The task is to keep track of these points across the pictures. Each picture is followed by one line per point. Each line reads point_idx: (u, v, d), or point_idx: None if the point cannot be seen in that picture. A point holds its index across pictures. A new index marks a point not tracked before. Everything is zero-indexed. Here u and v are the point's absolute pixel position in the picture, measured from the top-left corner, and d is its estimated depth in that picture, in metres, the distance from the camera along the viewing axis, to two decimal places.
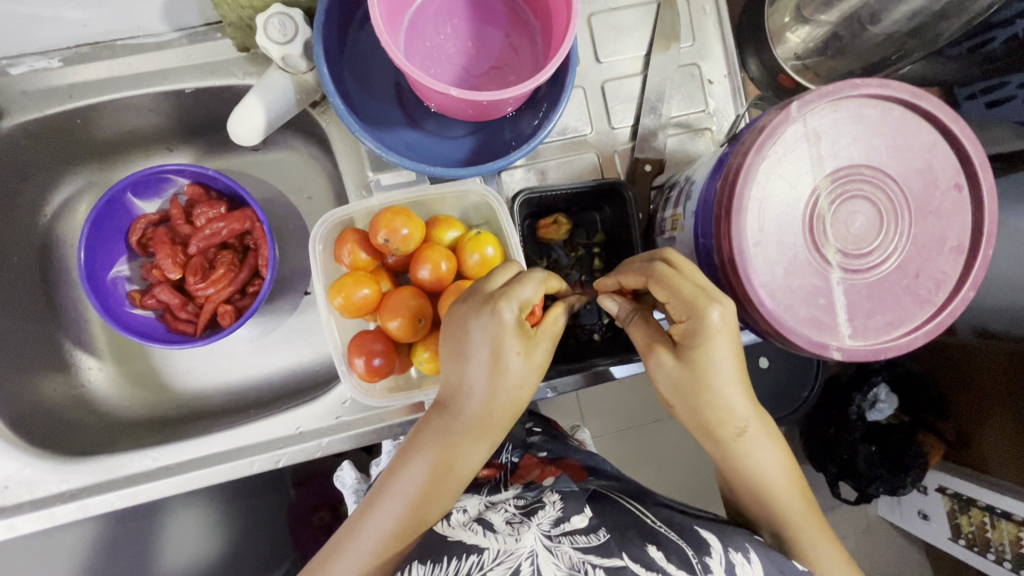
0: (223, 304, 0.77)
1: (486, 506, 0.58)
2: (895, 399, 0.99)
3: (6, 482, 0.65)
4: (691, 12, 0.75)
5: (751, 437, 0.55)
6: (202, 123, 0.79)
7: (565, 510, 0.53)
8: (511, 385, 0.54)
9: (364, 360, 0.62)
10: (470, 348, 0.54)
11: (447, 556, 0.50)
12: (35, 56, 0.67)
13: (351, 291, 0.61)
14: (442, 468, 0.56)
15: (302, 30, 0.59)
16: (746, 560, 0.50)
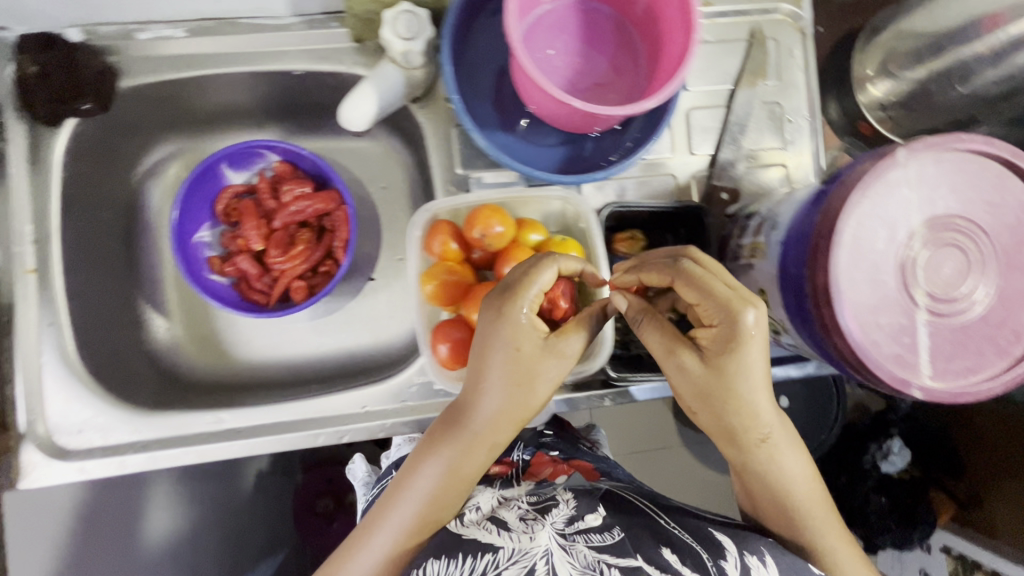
0: (297, 280, 0.80)
1: (498, 503, 0.63)
2: (908, 453, 1.00)
3: (82, 426, 0.67)
4: (780, 53, 0.78)
5: (774, 444, 0.57)
6: (297, 105, 0.82)
7: (578, 510, 0.59)
8: (535, 387, 0.57)
9: (447, 346, 0.64)
10: (491, 353, 0.56)
11: (464, 551, 0.55)
12: (163, 25, 0.70)
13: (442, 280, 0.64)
14: (459, 468, 0.58)
15: (426, 28, 0.62)
16: (760, 562, 0.52)
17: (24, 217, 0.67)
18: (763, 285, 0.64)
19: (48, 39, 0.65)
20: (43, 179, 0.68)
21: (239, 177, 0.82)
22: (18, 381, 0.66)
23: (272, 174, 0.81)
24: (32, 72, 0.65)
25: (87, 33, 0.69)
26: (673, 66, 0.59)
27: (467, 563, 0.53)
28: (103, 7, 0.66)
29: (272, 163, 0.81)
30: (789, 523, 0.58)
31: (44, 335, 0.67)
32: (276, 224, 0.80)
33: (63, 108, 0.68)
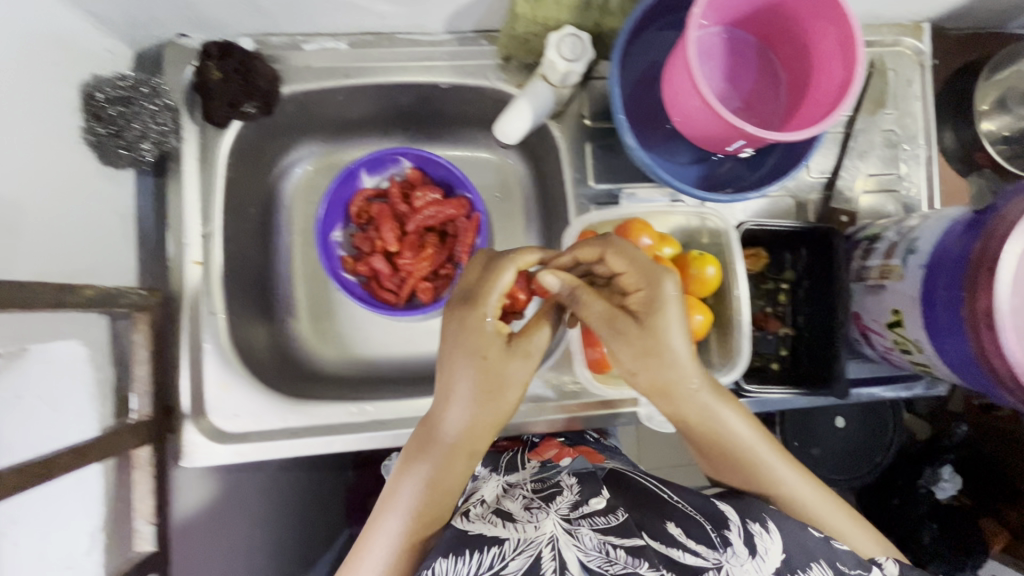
0: (423, 281, 0.84)
1: (502, 492, 0.64)
2: (959, 479, 0.97)
3: (237, 411, 0.71)
4: (901, 84, 0.81)
5: (723, 414, 0.62)
6: (428, 116, 0.86)
7: (583, 495, 0.57)
8: (509, 388, 0.60)
9: None
10: (459, 362, 0.59)
11: (472, 546, 0.52)
12: (327, 37, 0.75)
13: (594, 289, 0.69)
14: (444, 474, 0.60)
15: (588, 51, 0.67)
16: (764, 529, 0.54)
17: (193, 213, 0.72)
18: (897, 305, 0.67)
19: (229, 47, 0.70)
20: (210, 177, 0.73)
21: (371, 182, 0.86)
22: (182, 366, 0.70)
23: (403, 180, 0.86)
24: (214, 78, 0.70)
25: (259, 43, 0.74)
26: (829, 98, 0.63)
27: (474, 559, 0.50)
28: (280, 20, 0.71)
29: (404, 170, 0.86)
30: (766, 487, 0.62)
31: (206, 323, 0.72)
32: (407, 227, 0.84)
33: (232, 112, 0.72)
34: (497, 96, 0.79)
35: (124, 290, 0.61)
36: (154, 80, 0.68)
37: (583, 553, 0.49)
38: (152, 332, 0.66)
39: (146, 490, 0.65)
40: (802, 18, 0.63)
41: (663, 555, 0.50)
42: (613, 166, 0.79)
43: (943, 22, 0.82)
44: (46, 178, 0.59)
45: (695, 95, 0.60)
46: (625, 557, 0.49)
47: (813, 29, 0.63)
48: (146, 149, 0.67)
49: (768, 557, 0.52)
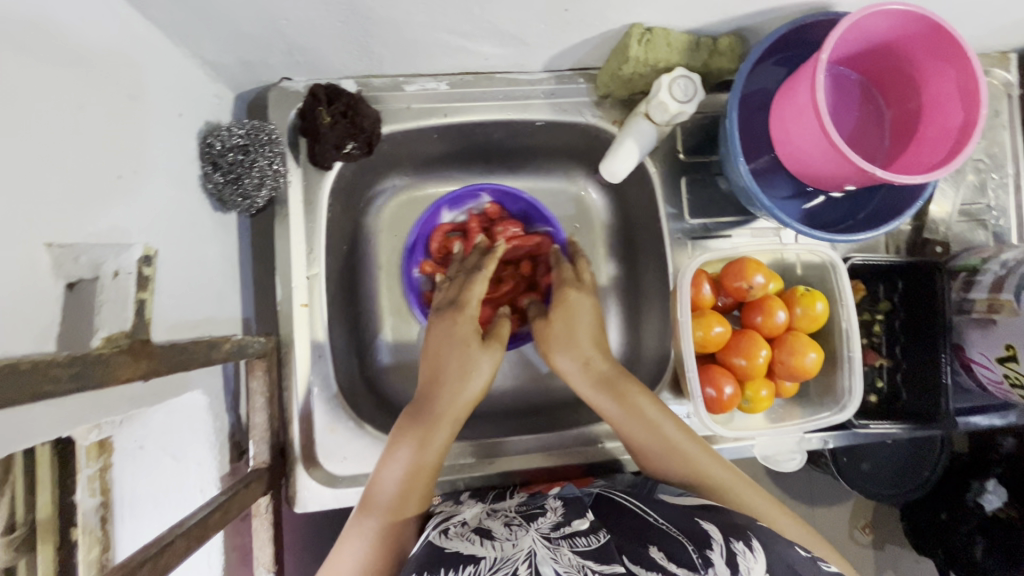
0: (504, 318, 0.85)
1: (485, 515, 0.63)
2: (1005, 492, 0.98)
3: (345, 453, 0.70)
4: (988, 115, 0.82)
5: (656, 412, 0.68)
6: (515, 152, 0.86)
7: (566, 515, 0.59)
8: (474, 376, 0.71)
9: (716, 391, 0.69)
10: (448, 350, 0.72)
11: (446, 566, 0.51)
12: (427, 78, 0.75)
13: (708, 327, 0.70)
14: (429, 446, 0.66)
15: (699, 92, 0.67)
16: (747, 548, 0.51)
17: (298, 255, 0.72)
18: (1012, 340, 0.67)
19: (335, 91, 0.70)
20: (314, 219, 0.73)
21: (450, 216, 0.86)
22: (292, 409, 0.70)
23: (482, 214, 0.86)
24: (324, 122, 0.69)
25: (360, 85, 0.74)
26: (945, 139, 0.63)
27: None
28: (386, 64, 0.71)
29: (483, 204, 0.86)
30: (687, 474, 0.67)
31: (313, 365, 0.71)
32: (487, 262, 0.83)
33: (336, 154, 0.72)
34: (591, 131, 0.79)
35: (250, 339, 0.61)
36: (269, 126, 0.68)
37: (560, 568, 0.48)
38: (268, 378, 0.66)
39: (267, 538, 0.64)
40: (918, 59, 0.64)
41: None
42: (707, 201, 0.79)
43: None
44: (173, 228, 0.59)
45: (820, 139, 0.61)
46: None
47: (928, 70, 0.64)
48: (261, 196, 0.68)
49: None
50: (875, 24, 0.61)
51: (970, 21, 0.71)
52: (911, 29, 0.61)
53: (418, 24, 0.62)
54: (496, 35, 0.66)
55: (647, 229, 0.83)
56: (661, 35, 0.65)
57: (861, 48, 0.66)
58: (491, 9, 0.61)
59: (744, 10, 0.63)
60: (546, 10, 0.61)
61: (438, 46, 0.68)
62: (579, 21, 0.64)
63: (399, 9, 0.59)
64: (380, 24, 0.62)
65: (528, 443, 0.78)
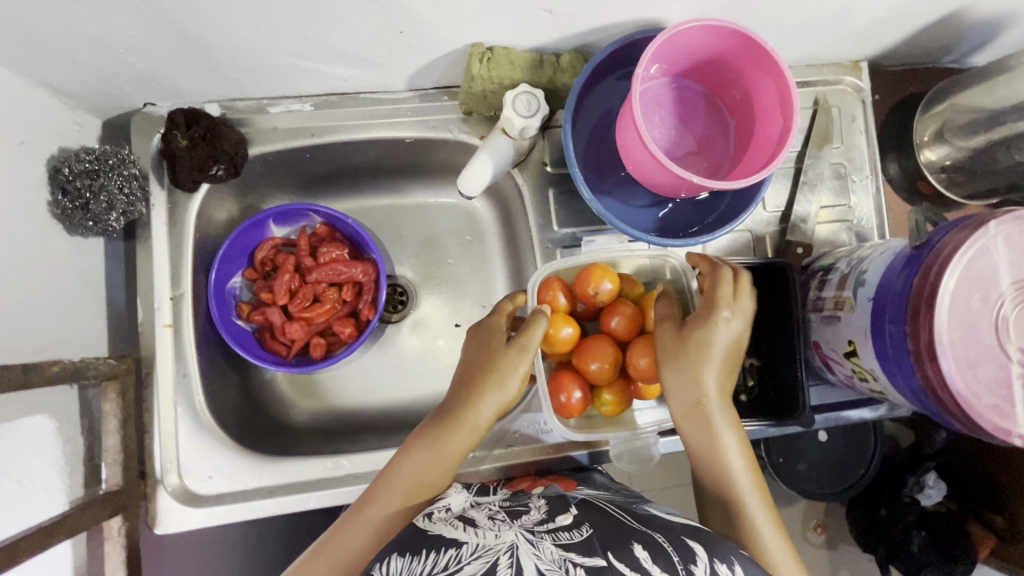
0: (315, 337, 0.83)
1: (470, 504, 0.65)
2: (943, 485, 0.97)
3: (211, 472, 0.71)
4: (844, 119, 0.86)
5: (723, 432, 0.66)
6: (395, 168, 0.88)
7: (551, 513, 0.60)
8: (508, 384, 0.67)
9: (567, 398, 0.72)
10: (481, 357, 0.70)
11: (429, 547, 0.54)
12: (292, 99, 0.77)
13: (559, 330, 0.72)
14: (447, 450, 0.66)
15: (542, 108, 0.71)
16: (730, 572, 0.52)
17: (162, 277, 0.73)
18: (852, 336, 0.69)
19: (195, 115, 0.72)
20: (180, 241, 0.74)
21: (281, 232, 0.85)
22: (153, 430, 0.71)
23: (312, 233, 0.86)
24: (180, 145, 0.71)
25: (225, 108, 0.76)
26: (772, 145, 0.66)
27: (429, 557, 0.52)
28: (246, 88, 0.73)
29: (315, 224, 0.86)
30: (722, 487, 0.66)
31: (178, 385, 0.72)
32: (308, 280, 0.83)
33: (201, 176, 0.73)
34: (461, 146, 0.82)
35: (92, 361, 0.63)
36: (123, 151, 0.70)
37: (541, 563, 0.49)
38: (124, 399, 0.66)
39: (119, 562, 0.64)
40: (744, 69, 0.67)
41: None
42: (576, 211, 0.82)
43: (880, 60, 0.87)
44: (13, 256, 0.60)
45: (647, 151, 0.63)
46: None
47: (754, 80, 0.67)
48: (114, 220, 0.69)
49: None
50: (696, 38, 0.64)
51: (805, 33, 0.75)
52: (729, 42, 0.64)
53: (259, 49, 0.64)
54: (345, 58, 0.69)
55: (525, 241, 0.85)
56: (501, 54, 0.68)
57: (693, 60, 0.69)
58: (326, 34, 0.63)
59: (574, 29, 0.66)
60: (380, 32, 0.64)
61: (289, 70, 0.70)
62: (419, 42, 0.67)
63: (231, 36, 0.61)
64: (221, 51, 0.64)
65: None
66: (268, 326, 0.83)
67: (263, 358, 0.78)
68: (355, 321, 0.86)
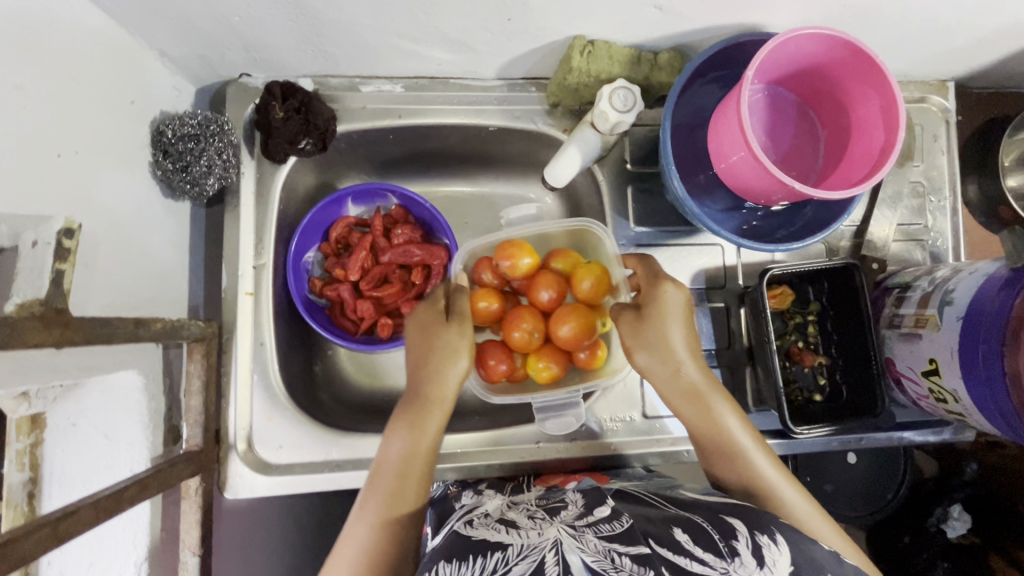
0: (383, 317, 0.84)
1: (507, 508, 0.65)
2: (969, 517, 0.96)
3: (281, 442, 0.72)
4: (926, 139, 0.85)
5: (710, 400, 0.69)
6: (471, 156, 0.88)
7: (587, 508, 0.60)
8: (456, 358, 0.71)
9: (498, 367, 0.77)
10: (428, 336, 0.72)
11: (473, 554, 0.52)
12: (383, 80, 0.78)
13: (483, 305, 0.77)
14: (422, 434, 0.68)
15: (638, 104, 0.70)
16: (772, 543, 0.52)
17: (246, 245, 0.74)
18: (934, 354, 0.69)
19: (291, 88, 0.73)
20: (264, 212, 0.75)
21: (355, 211, 0.86)
22: (229, 395, 0.71)
23: (387, 215, 0.86)
24: (276, 117, 0.72)
25: (318, 83, 0.77)
26: (870, 158, 0.66)
27: (477, 563, 0.50)
28: (342, 65, 0.74)
29: (391, 206, 0.86)
30: (728, 452, 0.68)
31: (255, 353, 0.73)
32: (381, 261, 0.84)
33: (292, 149, 0.74)
34: (542, 138, 0.82)
35: (186, 322, 0.63)
36: (221, 118, 0.70)
37: (587, 556, 0.48)
38: (207, 362, 0.67)
39: (195, 521, 0.65)
40: (847, 81, 0.66)
41: (668, 561, 0.48)
42: (652, 211, 0.82)
43: (966, 82, 0.86)
44: (117, 212, 0.61)
45: (747, 155, 0.63)
46: (629, 565, 0.46)
47: (856, 93, 0.67)
48: (210, 184, 0.69)
49: (774, 567, 0.49)
50: (803, 48, 0.64)
51: (902, 48, 0.75)
52: (837, 54, 0.64)
53: (368, 26, 0.65)
54: (445, 41, 0.69)
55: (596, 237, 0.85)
56: (602, 48, 0.68)
57: (793, 70, 0.68)
58: (435, 16, 0.64)
59: (679, 28, 0.66)
60: (488, 18, 0.64)
61: (390, 49, 0.70)
62: (523, 31, 0.67)
63: (344, 11, 0.62)
64: (330, 26, 0.65)
65: (468, 442, 0.79)
66: (338, 303, 0.84)
67: (333, 331, 0.78)
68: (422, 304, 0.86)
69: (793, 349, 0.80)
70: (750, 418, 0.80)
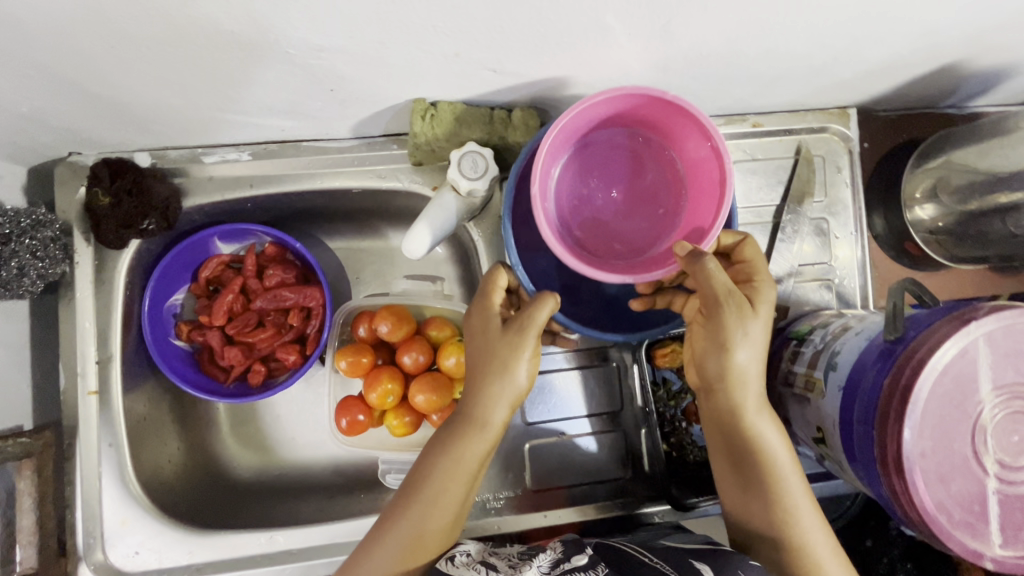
0: (257, 362, 0.79)
1: (490, 550, 0.59)
2: None
3: (138, 548, 0.67)
4: (828, 171, 0.80)
5: (761, 442, 0.58)
6: (346, 212, 0.83)
7: (565, 552, 0.55)
8: (501, 395, 0.58)
9: (348, 419, 0.78)
10: (477, 362, 0.59)
11: None
12: (229, 148, 0.71)
13: (352, 358, 0.79)
14: (448, 489, 0.58)
15: (491, 168, 0.68)
16: None
17: (86, 341, 0.69)
18: (822, 422, 0.64)
19: (120, 168, 0.67)
20: (108, 302, 0.70)
21: (229, 248, 0.80)
22: (76, 503, 0.67)
23: (260, 253, 0.81)
24: (103, 203, 0.66)
25: (156, 157, 0.70)
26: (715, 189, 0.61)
27: None
28: (176, 138, 0.68)
29: (264, 243, 0.81)
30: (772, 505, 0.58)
31: (104, 455, 0.68)
32: (252, 305, 0.79)
33: (129, 233, 0.68)
34: (412, 196, 0.77)
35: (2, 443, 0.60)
36: (41, 212, 0.65)
37: None
38: (40, 477, 0.63)
39: None
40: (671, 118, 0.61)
41: None
42: None
43: (871, 107, 0.80)
44: None
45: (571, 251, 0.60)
46: None
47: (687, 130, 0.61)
48: (30, 285, 0.64)
49: None
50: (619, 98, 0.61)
51: (784, 84, 0.69)
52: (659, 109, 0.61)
53: (179, 105, 0.59)
54: (277, 112, 0.63)
55: None
56: (446, 110, 0.63)
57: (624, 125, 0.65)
58: (248, 92, 0.58)
59: (526, 84, 0.61)
60: (310, 89, 0.58)
61: (219, 123, 0.65)
62: (355, 99, 0.61)
63: (145, 95, 0.56)
64: (138, 109, 0.59)
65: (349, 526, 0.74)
66: (206, 356, 0.79)
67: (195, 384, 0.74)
68: (301, 347, 0.81)
69: (691, 409, 0.76)
70: (649, 481, 0.76)
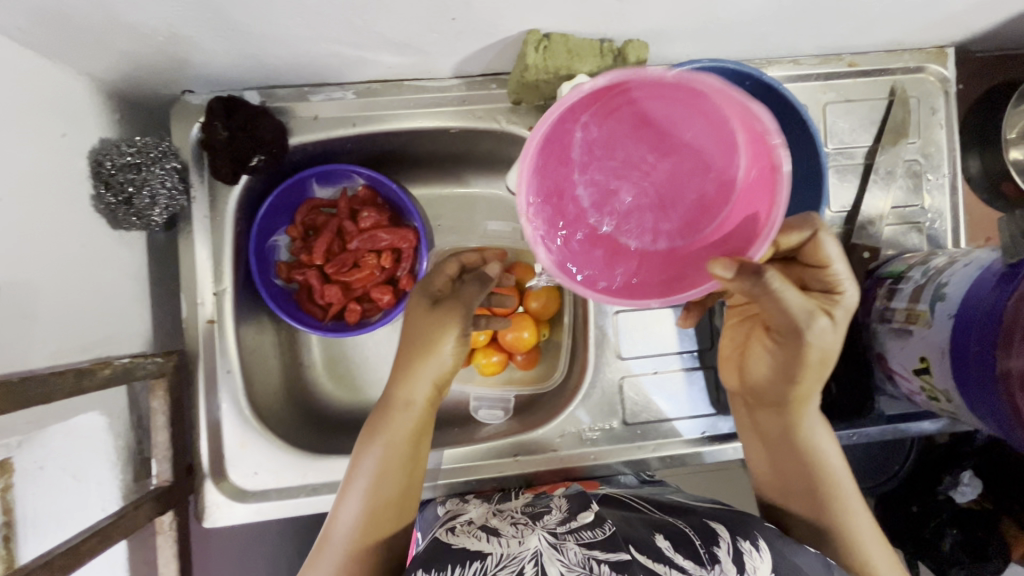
0: (352, 302, 0.82)
1: (490, 515, 0.62)
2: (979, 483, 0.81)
3: (256, 468, 0.71)
4: (923, 113, 0.79)
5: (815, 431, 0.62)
6: (436, 157, 0.84)
7: (570, 513, 0.58)
8: (434, 368, 0.65)
9: None
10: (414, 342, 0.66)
11: (451, 562, 0.51)
12: (334, 86, 0.73)
13: None
14: (395, 453, 0.63)
15: None
16: (753, 545, 0.52)
17: (205, 272, 0.72)
18: (926, 351, 0.65)
19: (232, 105, 0.69)
20: (220, 236, 0.72)
21: (324, 191, 0.83)
22: (199, 427, 0.71)
23: (354, 196, 0.82)
24: (220, 137, 0.68)
25: (264, 95, 0.73)
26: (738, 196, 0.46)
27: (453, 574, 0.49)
28: (287, 75, 0.70)
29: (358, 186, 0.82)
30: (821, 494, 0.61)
31: (222, 381, 0.72)
32: (348, 246, 0.82)
33: (241, 168, 0.70)
34: (507, 136, 0.78)
35: (141, 360, 0.63)
36: (165, 144, 0.68)
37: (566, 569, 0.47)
38: (171, 397, 0.67)
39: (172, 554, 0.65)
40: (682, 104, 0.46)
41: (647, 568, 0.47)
42: None
43: (970, 47, 0.79)
44: (61, 253, 0.59)
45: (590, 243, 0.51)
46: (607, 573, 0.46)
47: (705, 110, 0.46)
48: (156, 214, 0.67)
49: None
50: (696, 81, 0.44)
51: (893, 17, 0.68)
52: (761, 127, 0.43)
53: (304, 38, 0.61)
54: (391, 44, 0.64)
55: None
56: (559, 42, 0.63)
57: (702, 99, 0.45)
58: (373, 22, 0.59)
59: (642, 15, 0.61)
60: (432, 19, 0.59)
61: (333, 57, 0.66)
62: (472, 29, 0.62)
63: (276, 26, 0.58)
64: (266, 40, 0.61)
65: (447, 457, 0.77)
66: (304, 296, 0.82)
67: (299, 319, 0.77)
68: (394, 288, 0.83)
69: None
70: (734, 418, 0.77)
